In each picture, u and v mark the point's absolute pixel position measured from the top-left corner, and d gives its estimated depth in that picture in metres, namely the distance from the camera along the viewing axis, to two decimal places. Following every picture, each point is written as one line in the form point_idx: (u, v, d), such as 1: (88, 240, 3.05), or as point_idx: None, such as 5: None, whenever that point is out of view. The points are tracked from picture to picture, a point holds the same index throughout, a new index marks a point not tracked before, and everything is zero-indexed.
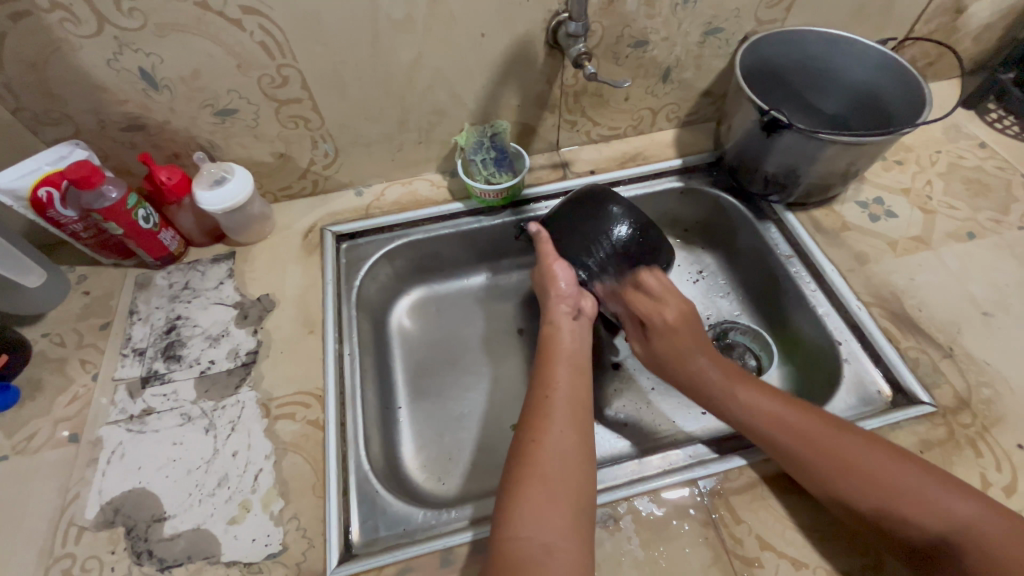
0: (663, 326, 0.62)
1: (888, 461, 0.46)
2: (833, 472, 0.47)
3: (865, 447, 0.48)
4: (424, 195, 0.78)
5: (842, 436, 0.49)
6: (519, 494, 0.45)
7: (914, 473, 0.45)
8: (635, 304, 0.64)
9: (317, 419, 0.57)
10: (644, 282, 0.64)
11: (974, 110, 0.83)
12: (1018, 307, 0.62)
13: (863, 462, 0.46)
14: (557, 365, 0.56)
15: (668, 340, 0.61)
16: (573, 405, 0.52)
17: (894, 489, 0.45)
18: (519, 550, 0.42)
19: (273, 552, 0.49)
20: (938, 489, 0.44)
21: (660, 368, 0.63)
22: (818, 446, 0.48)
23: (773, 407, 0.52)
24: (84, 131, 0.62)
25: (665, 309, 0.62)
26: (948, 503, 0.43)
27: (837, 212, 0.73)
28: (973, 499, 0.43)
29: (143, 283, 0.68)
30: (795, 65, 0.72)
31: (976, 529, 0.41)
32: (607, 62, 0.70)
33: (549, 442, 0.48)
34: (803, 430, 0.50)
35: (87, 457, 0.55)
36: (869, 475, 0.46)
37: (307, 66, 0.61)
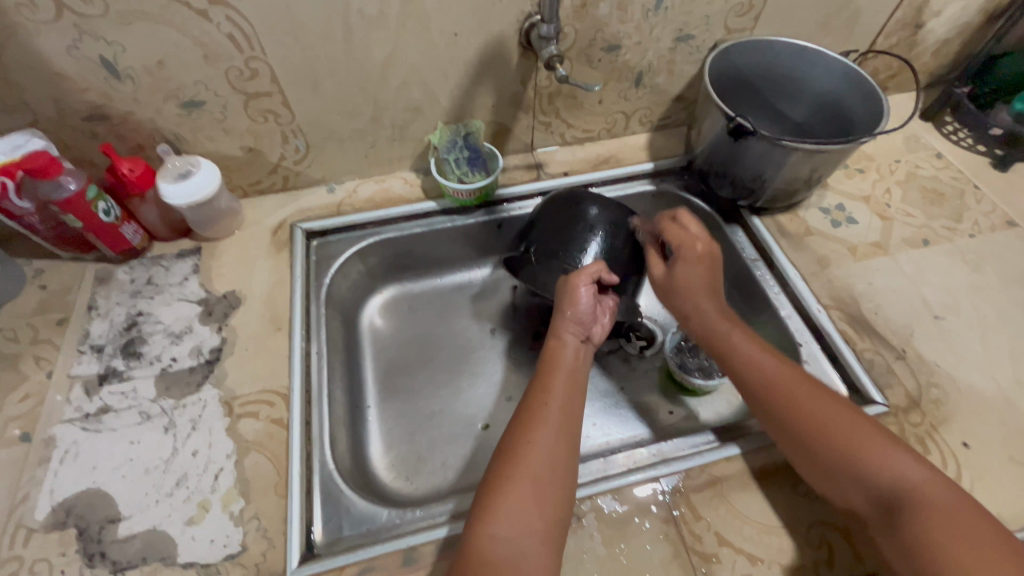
0: (692, 256, 0.62)
1: (847, 416, 0.49)
2: (799, 422, 0.50)
3: (841, 413, 0.49)
4: (397, 193, 0.77)
5: (819, 395, 0.51)
6: (501, 493, 0.45)
7: (879, 440, 0.47)
8: (668, 233, 0.64)
9: (281, 417, 0.57)
10: (682, 217, 0.65)
11: (932, 122, 0.86)
12: (967, 312, 0.65)
13: (833, 422, 0.48)
14: (556, 375, 0.55)
15: (690, 267, 0.62)
16: (567, 418, 0.52)
17: (847, 444, 0.47)
18: (493, 548, 0.42)
19: (233, 553, 0.49)
20: (894, 453, 0.46)
21: (667, 296, 0.64)
22: (786, 397, 0.51)
23: (759, 356, 0.55)
24: (41, 120, 0.60)
25: (698, 244, 0.62)
26: (899, 466, 0.45)
27: (802, 217, 0.75)
28: (930, 471, 0.44)
29: (103, 278, 0.67)
30: (763, 73, 0.74)
31: (923, 493, 0.43)
32: (580, 65, 0.71)
33: (540, 447, 0.48)
34: (781, 380, 0.52)
35: (38, 457, 0.53)
36: (830, 429, 0.48)
37: (277, 60, 0.60)
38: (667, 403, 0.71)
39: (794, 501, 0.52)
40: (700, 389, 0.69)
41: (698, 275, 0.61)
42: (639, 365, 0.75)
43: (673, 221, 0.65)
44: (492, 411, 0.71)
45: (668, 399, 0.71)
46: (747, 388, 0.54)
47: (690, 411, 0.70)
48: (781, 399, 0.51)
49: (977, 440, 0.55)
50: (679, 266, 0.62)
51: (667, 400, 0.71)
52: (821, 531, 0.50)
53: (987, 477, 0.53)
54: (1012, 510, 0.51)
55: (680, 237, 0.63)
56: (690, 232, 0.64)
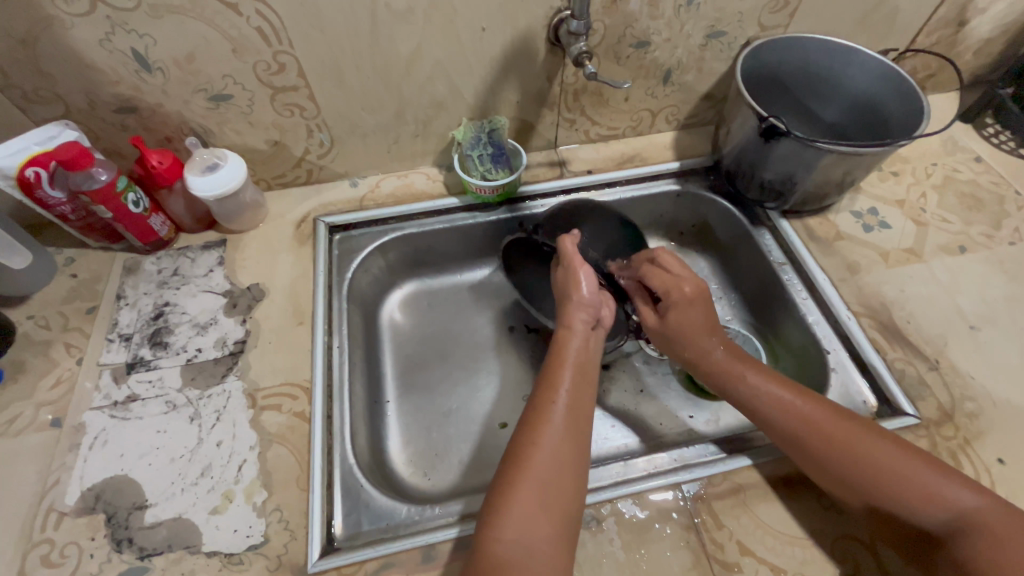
0: (682, 299, 0.60)
1: (880, 444, 0.47)
2: (840, 462, 0.48)
3: (870, 439, 0.48)
4: (420, 188, 0.77)
5: (854, 428, 0.49)
6: (508, 496, 0.45)
7: (926, 468, 0.45)
8: (651, 278, 0.63)
9: (303, 411, 0.57)
10: (661, 258, 0.63)
11: (972, 124, 0.83)
12: (1005, 323, 0.63)
13: (881, 462, 0.46)
14: (563, 368, 0.55)
15: (684, 313, 0.60)
16: (575, 414, 0.51)
17: (897, 479, 0.45)
18: (503, 551, 0.42)
19: (255, 543, 0.49)
20: (944, 481, 0.44)
21: (665, 342, 0.62)
22: (823, 436, 0.49)
23: (785, 396, 0.53)
24: (74, 111, 0.61)
25: (686, 286, 0.61)
26: (952, 494, 0.43)
27: (832, 221, 0.73)
28: (983, 495, 0.43)
29: (131, 268, 0.68)
30: (796, 72, 0.72)
31: (987, 519, 0.41)
32: (608, 61, 0.69)
33: (549, 448, 0.48)
34: (808, 419, 0.50)
35: (69, 443, 0.55)
36: (876, 467, 0.46)
37: (304, 54, 0.60)
38: (686, 406, 0.70)
39: (819, 513, 0.51)
40: None
41: (694, 317, 0.60)
42: (658, 368, 0.74)
43: (653, 263, 0.64)
44: (510, 410, 0.70)
45: (688, 403, 0.70)
46: (777, 429, 0.52)
47: (711, 416, 0.69)
48: (816, 438, 0.49)
49: (1013, 457, 0.53)
50: (675, 317, 0.60)
51: (688, 403, 0.70)
52: (847, 544, 0.49)
53: (1023, 495, 0.51)
54: None
55: (666, 282, 0.61)
56: (673, 272, 0.62)
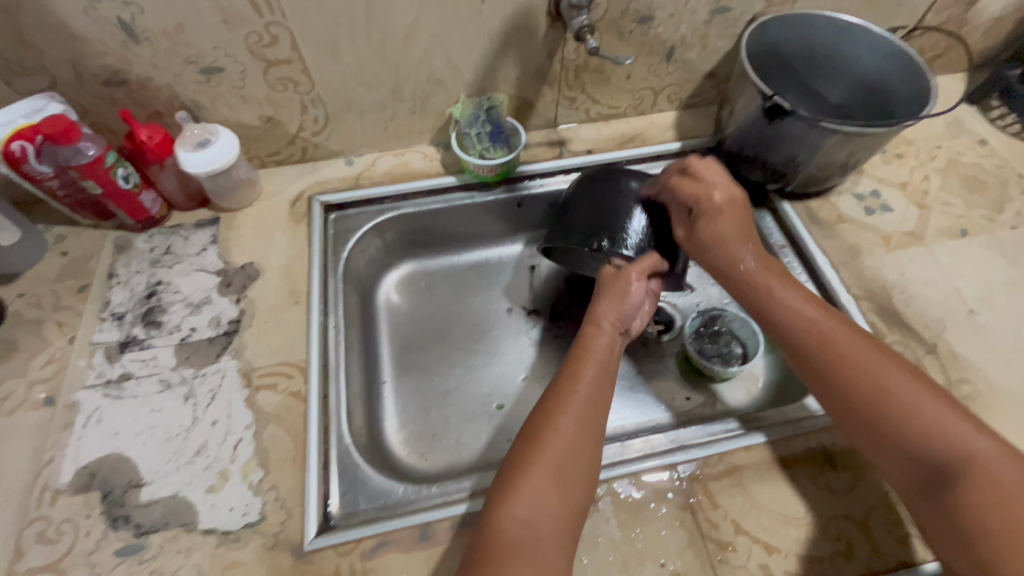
0: (711, 208, 0.60)
1: (898, 373, 0.47)
2: (851, 385, 0.48)
3: (887, 365, 0.47)
4: (416, 167, 0.76)
5: (877, 359, 0.48)
6: (523, 475, 0.45)
7: (939, 406, 0.44)
8: (681, 189, 0.61)
9: (299, 391, 0.57)
10: (694, 168, 0.62)
11: (977, 106, 0.82)
12: (1004, 307, 0.62)
13: (903, 396, 0.45)
14: (586, 360, 0.54)
15: (712, 221, 0.60)
16: (594, 405, 0.50)
17: (902, 408, 0.45)
18: (511, 529, 0.42)
19: (252, 521, 0.49)
20: (957, 423, 0.43)
21: (697, 254, 0.61)
22: (840, 355, 0.49)
23: (808, 313, 0.53)
24: (60, 84, 0.59)
25: (715, 193, 0.60)
26: (961, 436, 0.42)
27: (834, 204, 0.72)
28: (994, 441, 0.41)
29: (123, 246, 0.66)
30: (802, 51, 0.71)
31: (985, 462, 0.40)
32: (610, 37, 0.67)
33: (569, 434, 0.47)
34: (831, 335, 0.51)
35: (63, 421, 0.54)
36: (889, 396, 0.46)
37: (297, 26, 0.58)
38: (683, 388, 0.70)
39: (814, 495, 0.51)
40: (719, 376, 0.68)
41: (722, 225, 0.60)
42: (657, 350, 0.73)
43: (682, 174, 0.63)
44: (507, 391, 0.70)
45: (685, 385, 0.70)
46: (796, 346, 0.53)
47: (708, 398, 0.69)
48: (834, 357, 0.50)
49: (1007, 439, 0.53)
50: (705, 223, 0.60)
51: (684, 386, 0.70)
52: (841, 524, 0.49)
53: None
54: None
55: (695, 190, 0.61)
56: (703, 181, 0.62)
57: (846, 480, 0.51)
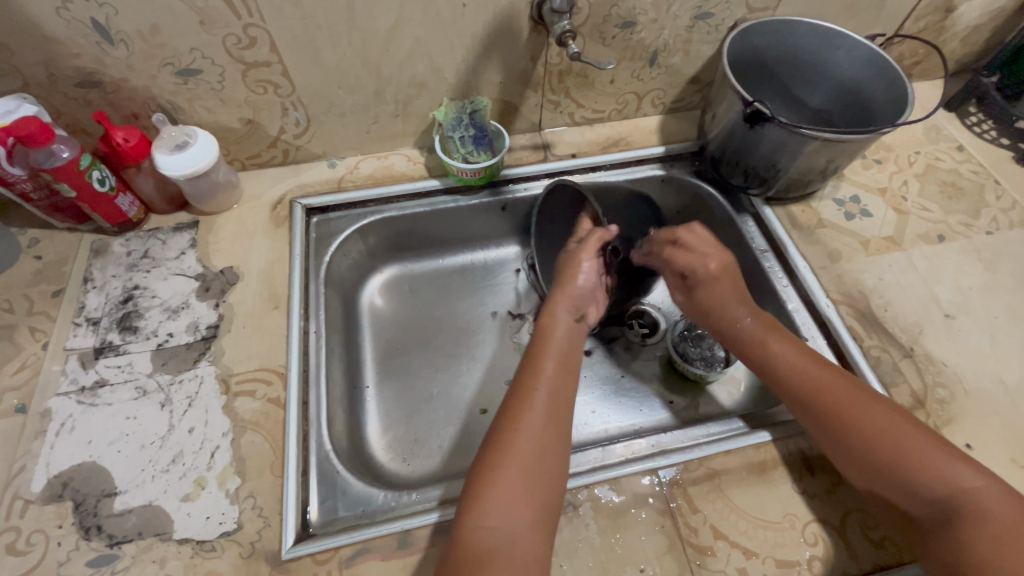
0: (707, 277, 0.61)
1: (891, 419, 0.48)
2: (845, 428, 0.49)
3: (877, 409, 0.49)
4: (400, 170, 0.75)
5: (869, 403, 0.50)
6: (489, 483, 0.45)
7: (935, 448, 0.46)
8: (675, 259, 0.64)
9: (277, 397, 0.56)
10: (682, 238, 0.64)
11: (955, 113, 0.83)
12: (979, 312, 0.63)
13: (894, 438, 0.47)
14: (545, 355, 0.55)
15: (709, 289, 0.61)
16: (556, 399, 0.51)
17: (901, 451, 0.46)
18: (483, 539, 0.42)
19: (228, 530, 0.49)
20: (948, 460, 0.45)
21: (699, 318, 0.63)
22: (833, 405, 0.50)
23: (801, 363, 0.54)
24: (32, 85, 0.58)
25: (709, 262, 0.61)
26: (954, 474, 0.44)
27: (815, 208, 0.73)
28: (986, 479, 0.43)
29: (99, 250, 0.65)
30: (784, 57, 0.72)
31: (981, 501, 0.42)
32: (593, 42, 0.68)
33: (529, 435, 0.47)
34: (823, 387, 0.52)
35: (34, 430, 0.53)
36: (883, 438, 0.47)
37: (277, 28, 0.58)
38: (666, 393, 0.70)
39: (791, 499, 0.51)
40: (702, 379, 0.69)
41: (721, 291, 0.61)
42: (641, 354, 0.74)
43: (675, 244, 0.65)
44: (491, 396, 0.70)
45: (668, 389, 0.70)
46: (790, 392, 0.53)
47: (691, 402, 0.69)
48: (826, 404, 0.50)
49: (981, 442, 0.54)
50: (702, 291, 0.62)
51: (667, 390, 0.70)
52: (818, 527, 0.50)
53: None
54: None
55: (689, 259, 0.63)
56: (696, 250, 0.63)
57: (824, 485, 0.52)
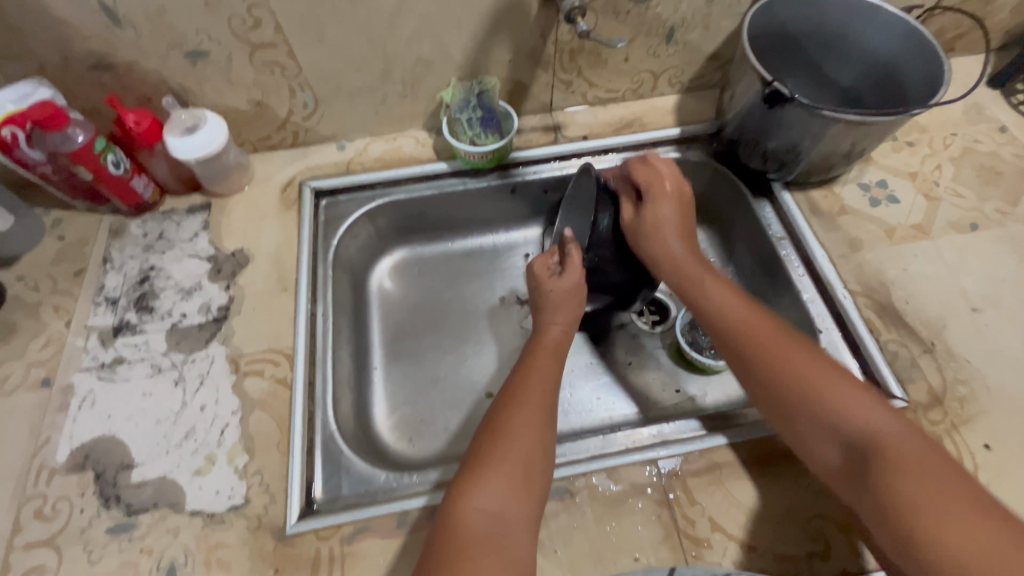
0: (659, 194, 0.62)
1: (807, 360, 0.47)
2: (767, 369, 0.48)
3: (797, 352, 0.48)
4: (408, 153, 0.75)
5: (792, 346, 0.49)
6: (487, 468, 0.45)
7: (850, 390, 0.44)
8: (636, 172, 0.64)
9: (284, 377, 0.58)
10: (654, 161, 0.64)
11: (1000, 90, 0.77)
12: (1010, 306, 0.60)
13: (818, 383, 0.45)
14: (540, 352, 0.58)
15: (658, 206, 0.62)
16: (549, 396, 0.53)
17: (813, 389, 0.45)
18: (476, 522, 0.42)
19: (236, 505, 0.51)
20: (860, 399, 0.43)
21: (636, 240, 0.64)
22: (756, 343, 0.50)
23: (730, 307, 0.54)
24: (48, 69, 0.59)
25: (666, 181, 0.62)
26: (864, 414, 0.42)
27: (837, 194, 0.70)
28: (903, 420, 0.42)
29: (117, 231, 0.67)
30: (811, 31, 0.67)
31: (887, 443, 0.40)
32: (606, 18, 0.65)
33: (529, 424, 0.49)
34: (748, 323, 0.52)
35: (58, 403, 0.56)
36: (801, 378, 0.46)
37: (281, 8, 0.57)
38: (674, 381, 0.69)
39: (795, 494, 0.50)
40: (710, 368, 0.67)
41: (666, 212, 0.61)
42: (648, 342, 0.72)
43: (641, 161, 0.65)
44: (497, 380, 0.70)
45: (676, 377, 0.69)
46: (715, 329, 0.54)
47: (699, 390, 0.68)
48: (753, 345, 0.50)
49: (1001, 443, 0.52)
50: (650, 204, 0.62)
51: (675, 378, 0.69)
52: (821, 524, 0.49)
53: (1006, 482, 0.50)
54: None
55: (647, 174, 0.63)
56: (658, 170, 0.63)
57: None
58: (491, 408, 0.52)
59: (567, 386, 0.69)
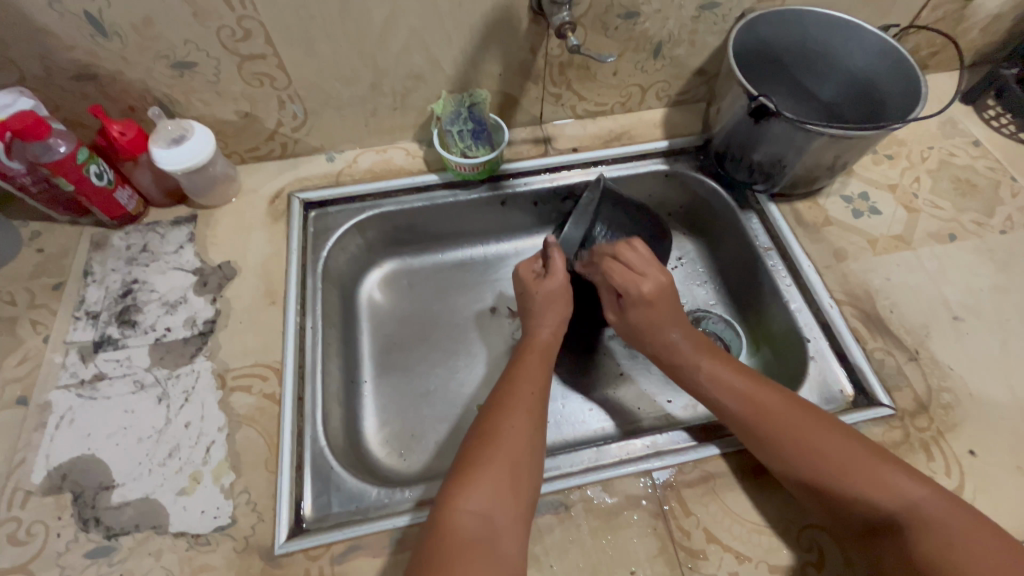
0: (642, 300, 0.59)
1: (833, 435, 0.48)
2: (788, 444, 0.48)
3: (821, 428, 0.48)
4: (399, 164, 0.74)
5: (806, 416, 0.49)
6: (475, 470, 0.45)
7: (873, 457, 0.46)
8: (613, 275, 0.60)
9: (272, 392, 0.56)
10: (625, 255, 0.60)
11: (973, 106, 0.80)
12: (989, 314, 0.62)
13: (834, 454, 0.46)
14: (528, 355, 0.58)
15: (643, 310, 0.59)
16: (536, 395, 0.53)
17: (842, 463, 0.46)
18: (464, 523, 0.42)
19: (222, 525, 0.49)
20: (888, 469, 0.45)
21: (633, 339, 0.62)
22: (767, 414, 0.50)
23: (735, 383, 0.54)
24: (29, 79, 0.58)
25: (644, 283, 0.59)
26: (897, 483, 0.44)
27: (821, 205, 0.71)
28: (923, 483, 0.44)
29: (99, 243, 0.66)
30: (792, 47, 0.69)
31: (924, 512, 0.42)
32: (595, 33, 0.66)
33: (518, 426, 0.49)
34: (763, 406, 0.51)
35: (35, 422, 0.54)
36: (821, 452, 0.47)
37: (271, 20, 0.57)
38: (666, 391, 0.69)
39: (788, 503, 0.50)
40: None
41: (654, 313, 0.59)
42: (640, 352, 0.73)
43: (615, 260, 0.61)
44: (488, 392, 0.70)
45: (668, 387, 0.69)
46: (727, 412, 0.53)
47: (690, 400, 0.68)
48: (761, 420, 0.50)
49: (985, 449, 0.53)
50: (635, 311, 0.60)
51: (667, 388, 0.69)
52: (813, 532, 0.49)
53: (991, 487, 0.51)
54: (1014, 524, 0.49)
55: (626, 278, 0.59)
56: (641, 257, 0.60)
57: None
58: (481, 411, 0.52)
59: (560, 398, 0.69)
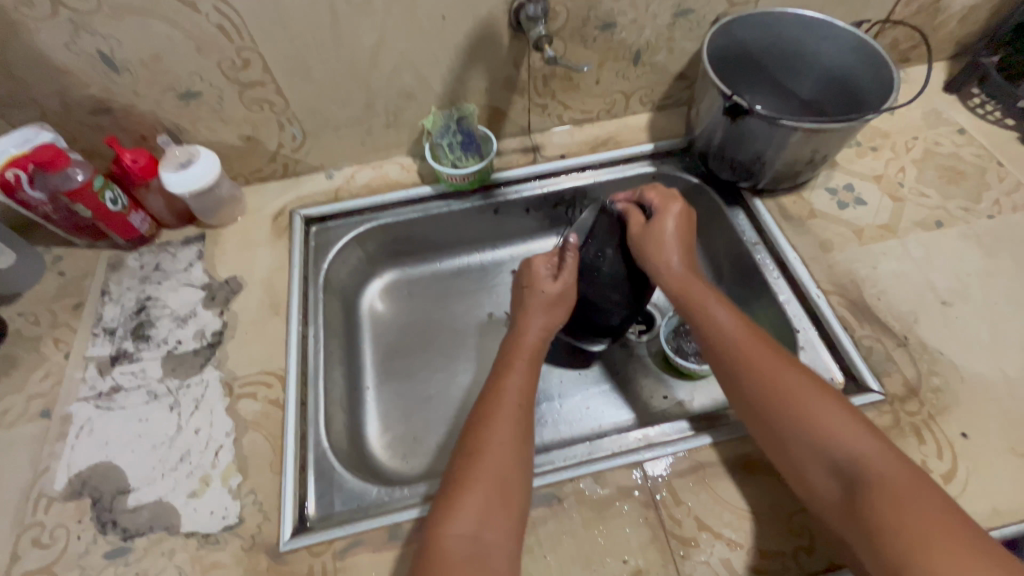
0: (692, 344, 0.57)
1: (812, 393, 0.47)
2: (761, 396, 0.49)
3: (802, 384, 0.48)
4: (394, 178, 0.78)
5: (789, 372, 0.49)
6: (461, 493, 0.46)
7: (839, 412, 0.46)
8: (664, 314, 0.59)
9: (277, 398, 0.59)
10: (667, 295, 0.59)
11: (957, 95, 0.81)
12: (979, 298, 0.62)
13: (805, 408, 0.47)
14: (515, 360, 0.58)
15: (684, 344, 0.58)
16: (521, 404, 0.53)
17: (802, 412, 0.46)
18: (454, 547, 0.43)
19: (230, 524, 0.52)
20: (852, 426, 0.45)
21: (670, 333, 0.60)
22: (748, 363, 0.51)
23: (726, 325, 0.54)
24: (50, 114, 0.63)
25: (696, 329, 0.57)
26: (852, 437, 0.44)
27: (807, 199, 0.72)
28: (880, 440, 0.44)
29: (115, 265, 0.70)
30: (768, 48, 0.71)
31: (872, 464, 0.42)
32: (574, 45, 0.69)
33: (504, 441, 0.49)
34: (746, 352, 0.52)
35: (57, 432, 0.57)
36: (787, 395, 0.48)
37: (268, 49, 0.61)
38: (661, 388, 0.70)
39: (778, 489, 0.51)
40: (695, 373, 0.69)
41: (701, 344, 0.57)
42: (635, 351, 0.74)
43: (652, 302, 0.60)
44: None
45: (663, 384, 0.71)
46: (717, 352, 0.54)
47: (685, 396, 0.69)
48: (758, 387, 0.49)
49: (978, 431, 0.53)
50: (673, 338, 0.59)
51: (663, 385, 0.71)
52: (802, 517, 0.50)
53: (985, 470, 0.51)
54: (1008, 504, 0.49)
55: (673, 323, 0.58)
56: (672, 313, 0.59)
57: None
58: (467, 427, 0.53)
59: (557, 397, 0.70)
